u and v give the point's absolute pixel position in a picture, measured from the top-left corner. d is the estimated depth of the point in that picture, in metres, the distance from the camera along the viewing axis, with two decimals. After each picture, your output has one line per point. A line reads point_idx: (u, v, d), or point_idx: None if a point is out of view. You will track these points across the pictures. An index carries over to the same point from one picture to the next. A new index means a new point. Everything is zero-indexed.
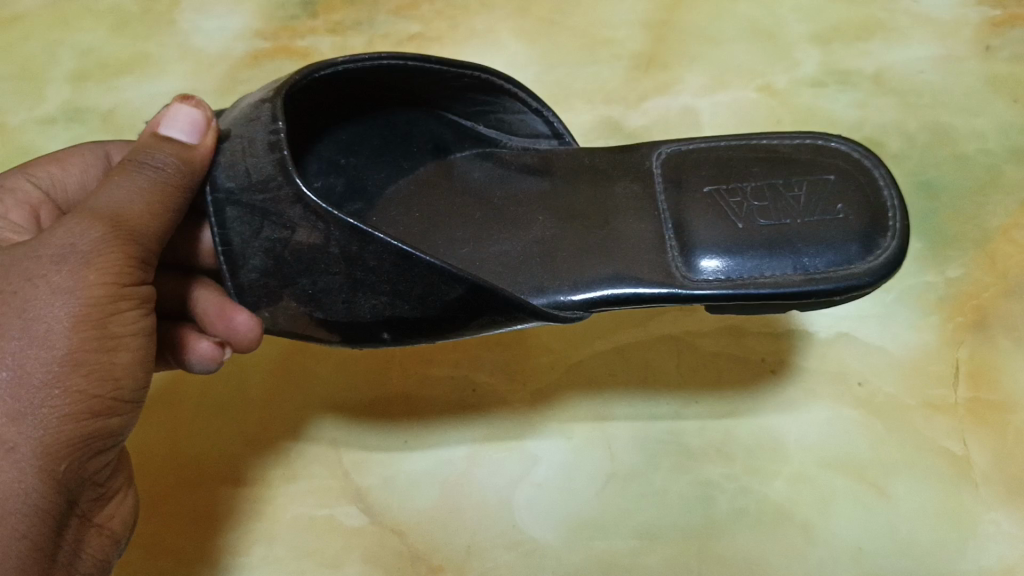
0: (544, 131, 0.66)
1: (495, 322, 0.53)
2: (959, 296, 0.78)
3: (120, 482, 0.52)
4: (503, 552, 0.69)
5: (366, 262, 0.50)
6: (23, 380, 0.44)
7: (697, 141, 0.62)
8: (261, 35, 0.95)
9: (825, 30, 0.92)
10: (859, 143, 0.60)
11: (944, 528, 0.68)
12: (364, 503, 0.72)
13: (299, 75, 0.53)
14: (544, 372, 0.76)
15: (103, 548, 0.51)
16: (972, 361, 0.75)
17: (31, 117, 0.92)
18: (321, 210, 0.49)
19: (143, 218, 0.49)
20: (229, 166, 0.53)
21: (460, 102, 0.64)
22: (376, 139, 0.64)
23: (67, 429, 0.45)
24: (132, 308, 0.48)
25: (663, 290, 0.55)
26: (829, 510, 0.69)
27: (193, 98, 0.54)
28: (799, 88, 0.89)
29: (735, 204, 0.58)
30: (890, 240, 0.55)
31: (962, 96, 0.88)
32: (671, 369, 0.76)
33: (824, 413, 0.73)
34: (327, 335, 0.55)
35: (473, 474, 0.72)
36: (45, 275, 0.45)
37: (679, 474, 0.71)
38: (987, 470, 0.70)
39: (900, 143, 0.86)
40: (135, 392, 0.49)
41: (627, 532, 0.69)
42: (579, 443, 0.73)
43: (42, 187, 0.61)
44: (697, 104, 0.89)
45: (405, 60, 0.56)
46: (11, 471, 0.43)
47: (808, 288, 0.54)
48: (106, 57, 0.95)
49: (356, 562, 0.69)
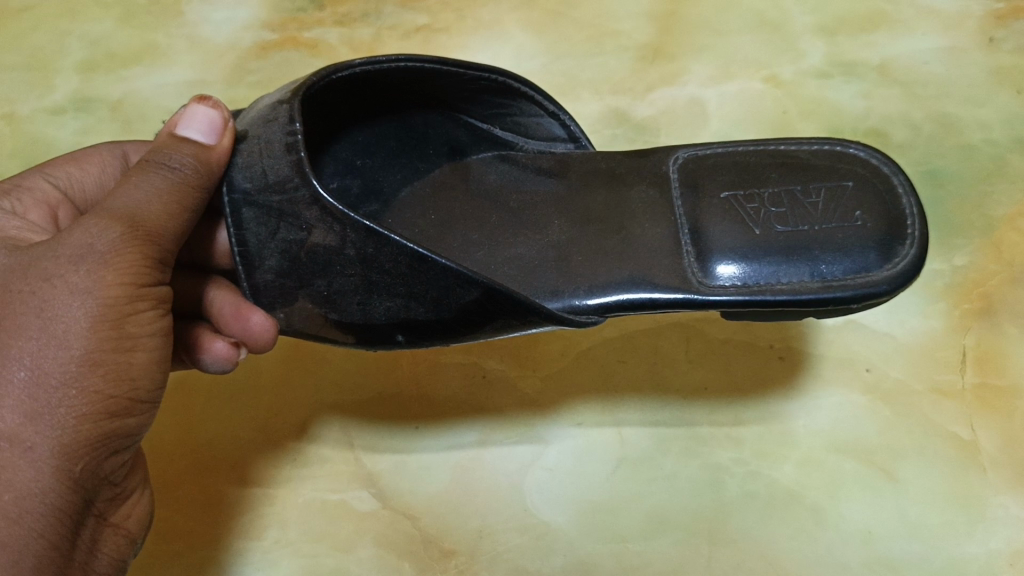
0: (561, 134, 0.67)
1: (509, 326, 0.53)
2: (965, 284, 0.78)
3: (135, 481, 0.52)
4: (514, 535, 0.70)
5: (381, 266, 0.50)
6: (40, 381, 0.44)
7: (714, 146, 0.62)
8: (268, 27, 0.95)
9: (832, 21, 0.92)
10: (877, 149, 0.60)
11: (952, 510, 0.69)
12: (375, 488, 0.72)
13: (316, 76, 0.53)
14: (554, 360, 0.77)
15: (119, 547, 0.51)
16: (979, 348, 0.75)
17: (39, 108, 0.92)
18: (337, 212, 0.49)
19: (160, 219, 0.49)
20: (246, 168, 0.53)
21: (477, 104, 0.64)
22: (393, 142, 0.64)
23: (84, 429, 0.45)
24: (150, 308, 0.48)
25: (678, 294, 0.56)
26: (838, 493, 0.70)
27: (211, 99, 0.55)
28: (807, 79, 0.89)
29: (752, 209, 0.58)
30: (909, 248, 0.55)
31: (967, 86, 0.87)
32: (679, 355, 0.76)
33: (832, 398, 0.74)
34: (342, 337, 0.55)
35: (485, 459, 0.73)
36: (63, 276, 0.45)
37: (689, 457, 0.72)
38: (995, 454, 0.71)
39: (906, 133, 0.86)
40: (152, 392, 0.49)
41: (638, 516, 0.70)
42: (589, 430, 0.73)
43: (60, 187, 0.62)
44: (705, 94, 0.89)
45: (422, 63, 0.57)
46: (28, 470, 0.44)
47: (825, 296, 0.54)
48: (113, 47, 0.95)
49: (368, 545, 0.70)
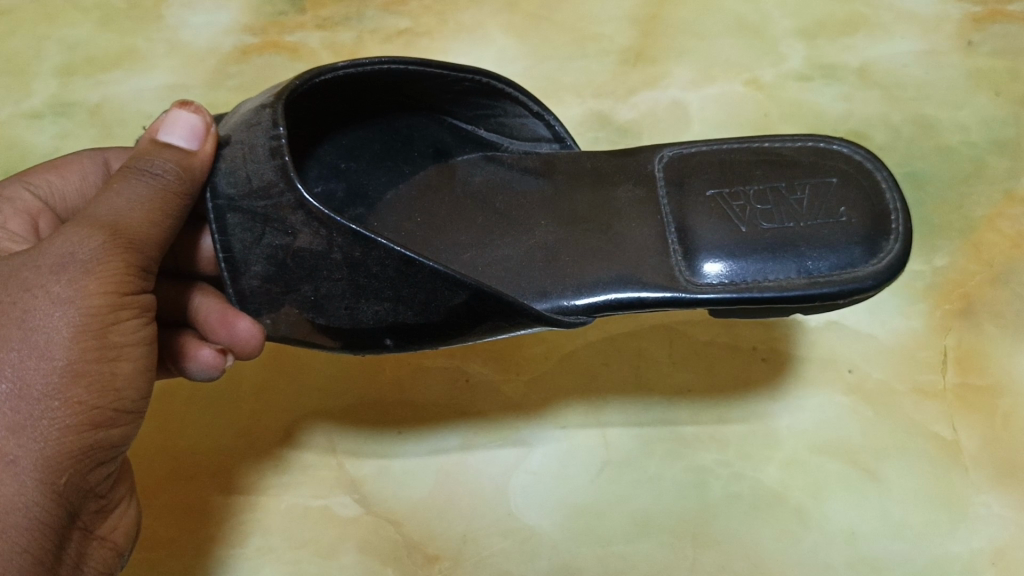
0: (545, 135, 0.67)
1: (497, 327, 0.53)
2: (946, 284, 0.79)
3: (121, 493, 0.52)
4: (499, 539, 0.69)
5: (367, 268, 0.50)
6: (23, 393, 0.43)
7: (698, 144, 0.62)
8: (249, 30, 0.94)
9: (811, 25, 0.93)
10: (861, 145, 0.60)
11: (936, 509, 0.70)
12: (358, 493, 0.72)
13: (299, 80, 0.52)
14: (536, 362, 0.77)
15: (105, 559, 0.51)
16: (960, 348, 0.76)
17: (17, 113, 0.91)
18: (322, 216, 0.49)
19: (143, 226, 0.48)
20: (230, 173, 0.52)
21: (461, 105, 0.64)
22: (377, 145, 0.64)
23: (68, 441, 0.45)
24: (133, 317, 0.48)
25: (666, 295, 0.56)
26: (822, 494, 0.70)
27: (192, 104, 0.54)
28: (786, 82, 0.90)
29: (738, 208, 0.58)
30: (894, 243, 0.56)
31: (946, 89, 0.89)
32: (663, 357, 0.77)
33: (816, 399, 0.74)
34: (328, 341, 0.55)
35: (468, 462, 0.73)
36: (44, 286, 0.45)
37: (674, 459, 0.72)
38: (976, 454, 0.72)
39: (886, 135, 0.87)
40: (137, 402, 0.48)
41: (623, 519, 0.70)
42: (574, 433, 0.73)
43: (40, 196, 0.62)
44: (686, 97, 0.89)
45: (406, 65, 0.57)
46: (11, 484, 0.43)
47: (812, 292, 0.54)
48: (93, 51, 0.93)
49: (351, 551, 0.70)
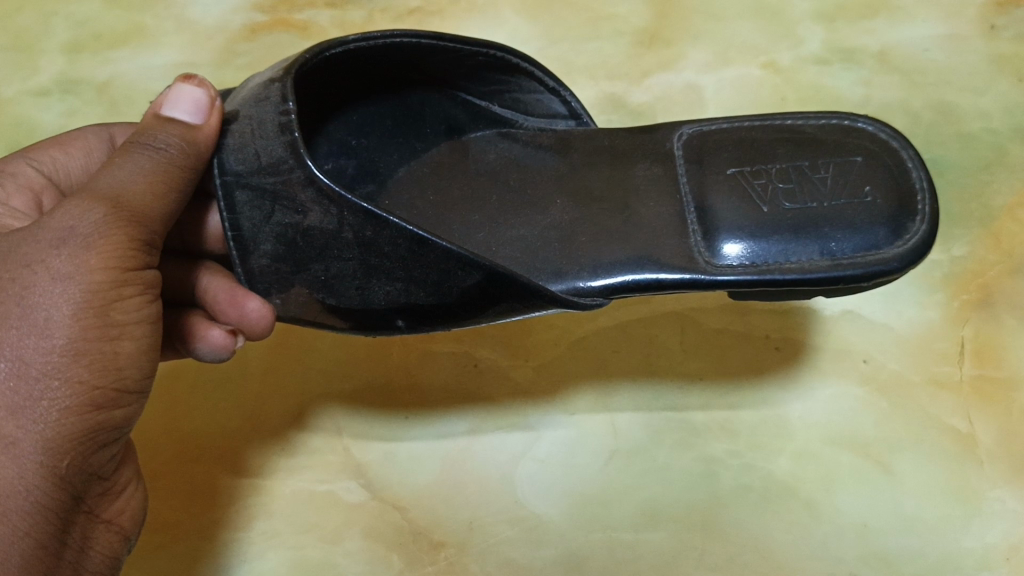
0: (561, 111, 0.66)
1: (513, 309, 0.52)
2: (964, 274, 0.78)
3: (127, 476, 0.51)
4: (504, 528, 0.69)
5: (380, 247, 0.49)
6: (22, 372, 0.43)
7: (718, 122, 0.61)
8: (258, 8, 0.92)
9: (831, 7, 0.91)
10: (886, 123, 0.59)
11: (951, 504, 0.69)
12: (364, 479, 0.71)
13: (310, 54, 0.51)
14: (548, 348, 0.76)
15: (112, 544, 0.50)
16: (977, 339, 0.75)
17: (24, 90, 0.90)
18: (332, 193, 0.48)
19: (145, 201, 0.48)
20: (238, 150, 0.51)
21: (475, 81, 0.63)
22: (388, 121, 0.63)
23: (70, 422, 0.44)
24: (136, 294, 0.47)
25: (685, 276, 0.55)
26: (833, 487, 0.70)
27: (196, 77, 0.53)
28: (804, 66, 0.88)
29: (759, 186, 0.57)
30: (919, 224, 0.54)
31: (967, 74, 0.87)
32: (674, 344, 0.75)
33: (830, 389, 0.73)
34: (338, 321, 0.54)
35: (475, 449, 0.72)
36: (44, 261, 0.44)
37: (684, 449, 0.71)
38: (992, 448, 0.71)
39: (905, 121, 0.85)
40: (141, 382, 0.48)
41: (630, 508, 0.69)
42: (583, 420, 0.73)
43: (44, 172, 0.61)
44: (701, 80, 0.88)
45: (417, 38, 0.56)
46: (12, 466, 0.42)
47: (835, 274, 0.53)
48: (100, 28, 0.92)
49: (356, 537, 0.69)
